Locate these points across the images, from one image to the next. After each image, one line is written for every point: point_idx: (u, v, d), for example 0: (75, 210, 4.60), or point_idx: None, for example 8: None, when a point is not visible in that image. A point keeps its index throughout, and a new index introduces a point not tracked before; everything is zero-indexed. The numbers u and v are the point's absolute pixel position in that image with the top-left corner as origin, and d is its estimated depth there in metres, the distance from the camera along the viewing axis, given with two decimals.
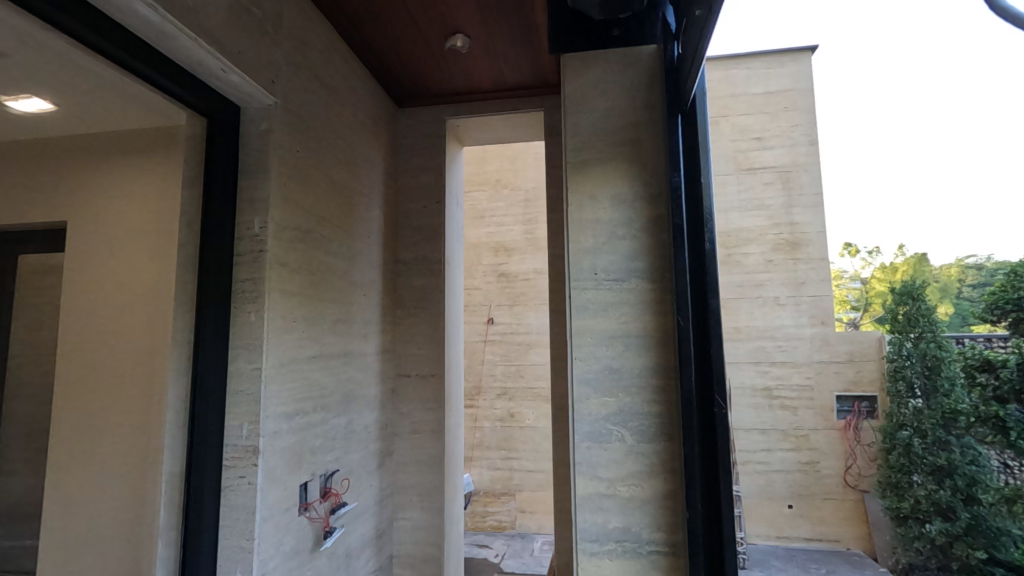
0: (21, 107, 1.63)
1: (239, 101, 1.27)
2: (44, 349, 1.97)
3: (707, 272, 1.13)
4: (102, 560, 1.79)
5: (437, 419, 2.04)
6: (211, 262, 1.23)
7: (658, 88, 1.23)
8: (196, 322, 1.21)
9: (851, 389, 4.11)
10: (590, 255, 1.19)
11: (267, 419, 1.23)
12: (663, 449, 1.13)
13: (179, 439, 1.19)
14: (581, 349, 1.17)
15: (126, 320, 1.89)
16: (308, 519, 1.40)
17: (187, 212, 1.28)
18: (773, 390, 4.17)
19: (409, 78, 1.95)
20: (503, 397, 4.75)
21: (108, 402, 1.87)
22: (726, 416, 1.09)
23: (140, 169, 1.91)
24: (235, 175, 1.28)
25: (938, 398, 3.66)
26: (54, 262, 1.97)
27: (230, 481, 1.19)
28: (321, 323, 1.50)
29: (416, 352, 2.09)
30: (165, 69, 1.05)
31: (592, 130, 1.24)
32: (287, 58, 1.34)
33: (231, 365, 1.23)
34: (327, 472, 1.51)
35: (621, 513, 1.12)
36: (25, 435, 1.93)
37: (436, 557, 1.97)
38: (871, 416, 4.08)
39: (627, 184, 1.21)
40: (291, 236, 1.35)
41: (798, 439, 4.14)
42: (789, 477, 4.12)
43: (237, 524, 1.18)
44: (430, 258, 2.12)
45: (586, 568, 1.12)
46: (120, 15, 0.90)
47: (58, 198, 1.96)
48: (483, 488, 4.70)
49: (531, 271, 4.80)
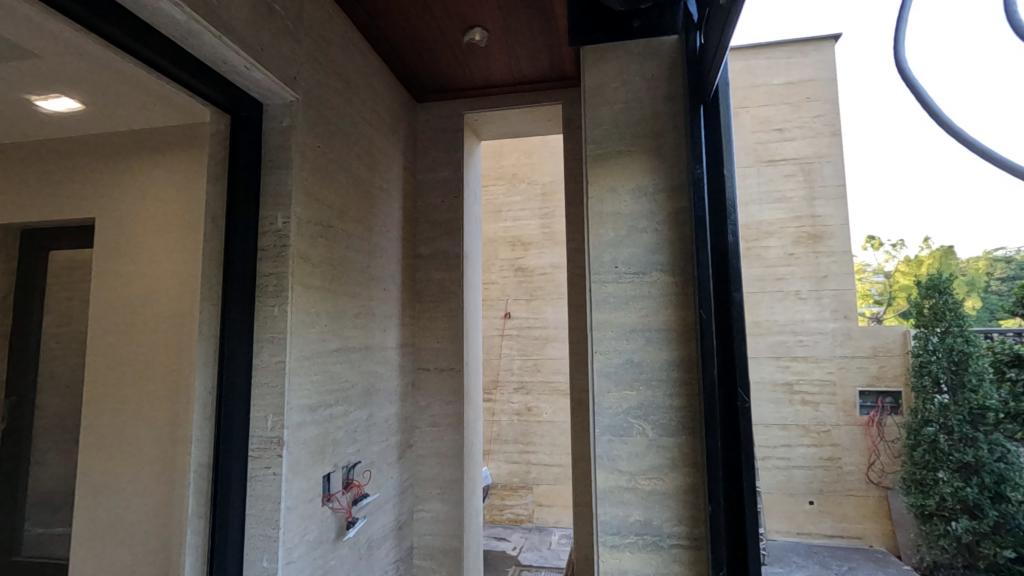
0: (51, 106, 1.68)
1: (261, 98, 1.28)
2: (72, 342, 2.01)
3: (730, 264, 1.13)
4: (132, 549, 1.85)
5: (456, 412, 2.06)
6: (237, 258, 1.26)
7: (679, 78, 1.22)
8: (222, 317, 1.24)
9: (875, 383, 4.01)
10: (611, 249, 1.19)
11: (292, 411, 1.25)
12: (685, 443, 1.12)
13: (208, 429, 1.22)
14: (602, 343, 1.17)
15: (154, 316, 1.93)
16: (331, 509, 1.42)
17: (214, 208, 1.31)
18: (794, 386, 3.93)
19: (428, 73, 1.96)
20: (520, 391, 4.77)
21: (136, 394, 1.91)
22: (749, 411, 1.08)
23: (165, 166, 1.95)
24: (259, 171, 1.30)
25: (965, 394, 3.59)
26: (82, 257, 2.02)
27: (256, 471, 1.22)
28: (342, 317, 1.52)
29: (435, 346, 2.11)
30: (189, 67, 1.07)
31: (613, 122, 1.23)
32: (308, 54, 1.35)
33: (255, 358, 1.25)
34: (349, 464, 1.54)
35: (642, 507, 1.12)
36: (56, 425, 1.99)
37: (456, 549, 1.99)
38: (895, 411, 3.97)
39: (648, 176, 1.20)
40: (313, 231, 1.37)
41: (820, 434, 3.94)
42: (812, 475, 3.89)
43: (263, 513, 1.20)
44: (449, 252, 2.13)
45: (607, 559, 1.13)
46: (148, 15, 0.92)
47: (82, 195, 2.00)
48: (501, 481, 4.72)
49: (549, 265, 4.79)
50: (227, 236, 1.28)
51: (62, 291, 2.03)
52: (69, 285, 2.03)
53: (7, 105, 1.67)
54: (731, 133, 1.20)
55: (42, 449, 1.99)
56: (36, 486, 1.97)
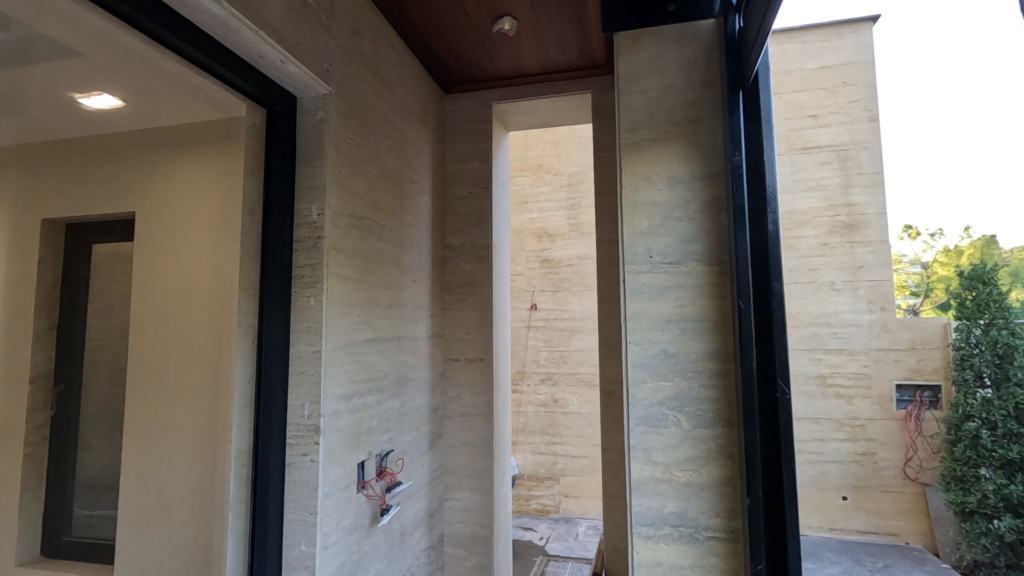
0: (94, 104, 1.74)
1: (295, 91, 1.30)
2: (113, 334, 2.07)
3: (770, 253, 1.10)
4: (177, 531, 1.91)
5: (486, 403, 2.07)
6: (274, 248, 1.28)
7: (717, 64, 1.20)
8: (261, 307, 1.27)
9: (911, 375, 2.74)
10: (645, 238, 1.18)
11: (328, 400, 1.27)
12: (721, 434, 1.11)
13: (248, 416, 1.26)
14: (636, 334, 1.16)
15: (192, 308, 1.98)
16: (365, 496, 1.44)
17: (251, 200, 1.35)
18: (828, 377, 2.27)
19: (456, 64, 1.96)
20: (547, 382, 4.78)
21: (176, 382, 1.98)
22: (790, 403, 1.06)
23: (199, 161, 1.98)
24: (295, 163, 1.32)
25: (1009, 387, 2.65)
26: (125, 250, 2.08)
27: (294, 458, 1.24)
28: (375, 308, 1.54)
29: (464, 336, 2.12)
30: (228, 62, 1.09)
31: (647, 110, 1.22)
32: (340, 47, 1.36)
33: (292, 347, 1.28)
34: (382, 452, 1.56)
35: (677, 498, 1.12)
36: (98, 412, 2.06)
37: (486, 537, 2.01)
38: (934, 405, 2.86)
39: (684, 164, 1.18)
40: (346, 223, 1.39)
41: (853, 428, 2.46)
42: (893, 495, 2.58)
43: (301, 499, 1.23)
44: (478, 243, 2.13)
45: (641, 550, 1.13)
46: (187, 10, 0.94)
47: (123, 192, 2.08)
48: (528, 472, 4.76)
49: (575, 256, 4.77)
50: (264, 228, 1.30)
51: (106, 284, 2.08)
52: (109, 277, 2.08)
53: (53, 104, 1.74)
54: (771, 119, 1.16)
55: (88, 437, 2.06)
56: (84, 471, 2.05)
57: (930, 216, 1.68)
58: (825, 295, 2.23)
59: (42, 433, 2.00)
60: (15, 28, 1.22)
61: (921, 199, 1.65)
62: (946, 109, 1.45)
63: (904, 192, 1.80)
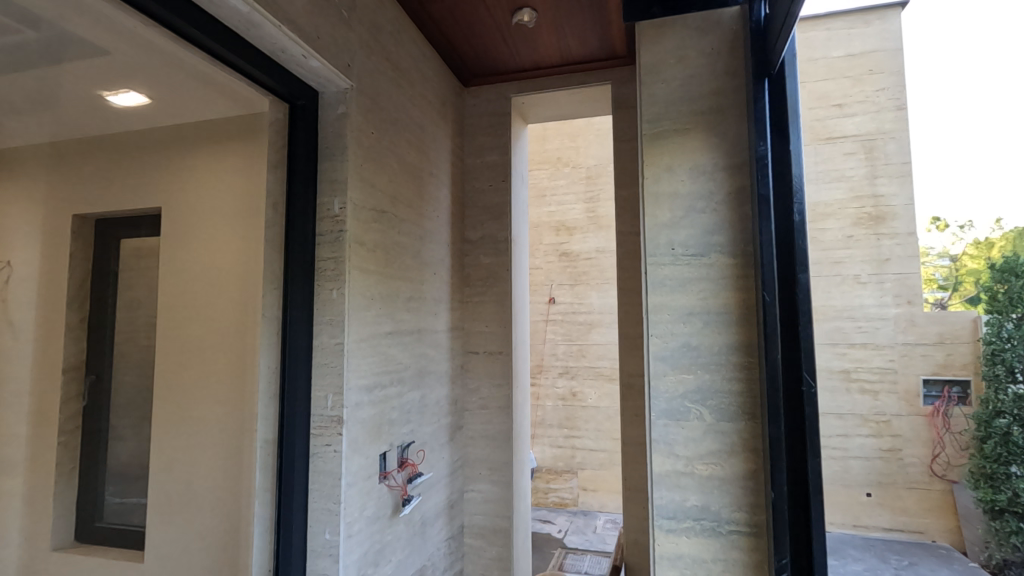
0: (121, 101, 1.78)
1: (318, 86, 1.31)
2: (140, 326, 2.13)
3: (795, 244, 1.08)
4: (202, 520, 1.94)
5: (505, 395, 2.08)
6: (297, 242, 1.30)
7: (741, 52, 1.18)
8: (285, 300, 1.30)
9: (939, 371, 2.57)
10: (667, 231, 1.17)
11: (350, 391, 1.29)
12: (744, 428, 1.10)
13: (274, 405, 1.29)
14: (658, 326, 1.15)
15: (214, 301, 2.00)
16: (387, 487, 1.46)
17: (274, 194, 1.37)
18: (851, 371, 2.13)
19: (474, 57, 1.96)
20: (565, 376, 4.77)
21: (200, 375, 2.01)
22: (815, 397, 1.04)
23: (218, 158, 1.99)
24: (316, 158, 1.33)
25: None
26: (150, 244, 2.13)
27: (318, 448, 1.27)
28: (395, 300, 1.55)
29: (484, 330, 2.13)
30: (252, 57, 1.11)
31: (670, 100, 1.20)
32: (360, 42, 1.37)
33: (315, 340, 1.30)
34: (404, 444, 1.58)
35: (699, 492, 1.11)
36: (128, 403, 2.12)
37: (505, 529, 2.02)
38: (963, 401, 2.58)
39: (707, 155, 1.17)
40: (368, 217, 1.40)
41: (880, 425, 2.30)
42: (919, 493, 2.41)
43: (325, 488, 1.25)
44: (497, 237, 2.13)
45: (663, 544, 1.13)
46: (213, 7, 0.95)
47: (148, 187, 2.11)
48: (546, 465, 4.78)
49: (593, 250, 4.74)
50: (287, 221, 1.32)
51: (132, 280, 2.16)
52: (136, 271, 2.15)
53: (81, 102, 1.78)
54: (797, 107, 1.14)
55: (117, 426, 2.13)
56: (115, 460, 2.11)
57: (960, 207, 1.63)
58: (849, 287, 2.06)
59: (76, 422, 2.12)
60: (46, 28, 1.26)
61: (952, 190, 1.61)
62: (966, 97, 1.42)
63: (931, 180, 1.76)
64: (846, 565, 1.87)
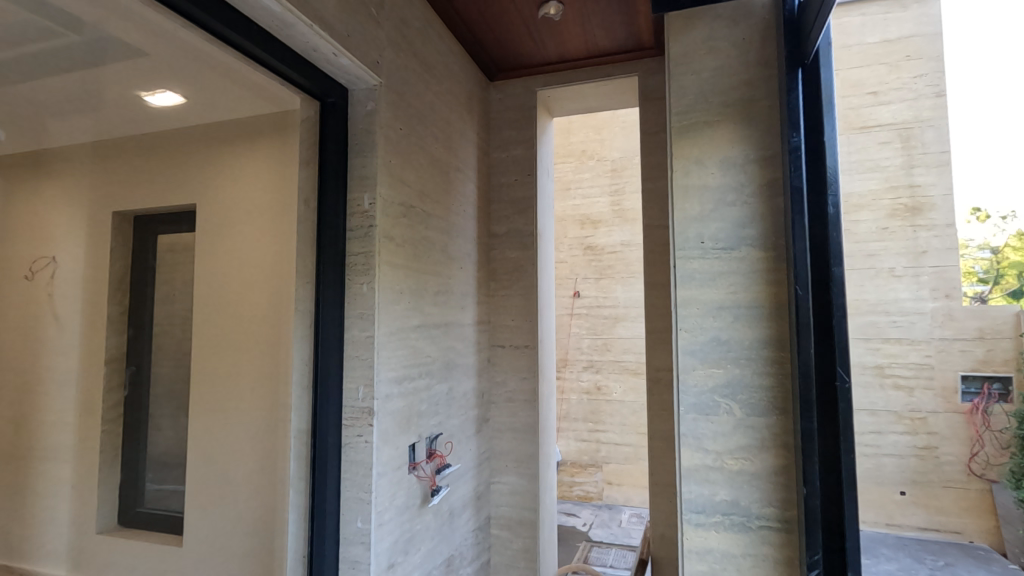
0: (158, 101, 1.84)
1: (347, 83, 1.34)
2: (176, 320, 2.20)
3: (829, 238, 1.06)
4: (237, 507, 2.00)
5: (531, 388, 2.09)
6: (329, 238, 1.33)
7: (774, 42, 1.16)
8: (317, 294, 1.32)
9: (977, 366, 2.51)
10: (696, 223, 1.16)
11: (380, 383, 1.32)
12: (775, 424, 1.09)
13: (307, 396, 1.33)
14: (687, 321, 1.15)
15: (247, 295, 2.05)
16: (416, 477, 1.49)
17: (306, 191, 1.40)
18: (884, 366, 2.08)
19: (500, 51, 1.96)
20: (590, 369, 4.77)
21: (234, 367, 2.07)
22: (849, 392, 1.04)
23: (250, 156, 2.04)
24: (346, 155, 1.35)
25: None
26: (185, 240, 2.20)
27: (350, 438, 1.29)
28: (424, 294, 1.57)
29: (510, 323, 2.14)
30: (284, 56, 1.13)
31: (700, 92, 1.19)
32: (389, 39, 1.38)
33: (346, 333, 1.32)
34: (432, 435, 1.60)
35: (729, 486, 1.11)
36: (166, 394, 2.20)
37: (532, 520, 2.04)
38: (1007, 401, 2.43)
39: (738, 148, 1.15)
40: (397, 212, 1.42)
41: (913, 420, 2.22)
42: (957, 493, 2.28)
43: (357, 477, 1.28)
44: (522, 231, 2.14)
45: (692, 538, 1.13)
46: (249, 8, 0.98)
47: (182, 185, 2.18)
48: (570, 459, 4.79)
49: (619, 244, 4.70)
50: (319, 218, 1.35)
51: (168, 274, 2.23)
52: (172, 266, 2.22)
53: (119, 102, 1.84)
54: (832, 97, 1.11)
55: (156, 416, 2.20)
56: (154, 449, 2.20)
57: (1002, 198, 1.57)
58: (883, 281, 1.98)
59: (117, 411, 2.22)
60: (88, 32, 1.32)
61: (993, 181, 1.55)
62: (1015, 90, 1.34)
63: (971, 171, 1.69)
64: (880, 565, 1.82)
